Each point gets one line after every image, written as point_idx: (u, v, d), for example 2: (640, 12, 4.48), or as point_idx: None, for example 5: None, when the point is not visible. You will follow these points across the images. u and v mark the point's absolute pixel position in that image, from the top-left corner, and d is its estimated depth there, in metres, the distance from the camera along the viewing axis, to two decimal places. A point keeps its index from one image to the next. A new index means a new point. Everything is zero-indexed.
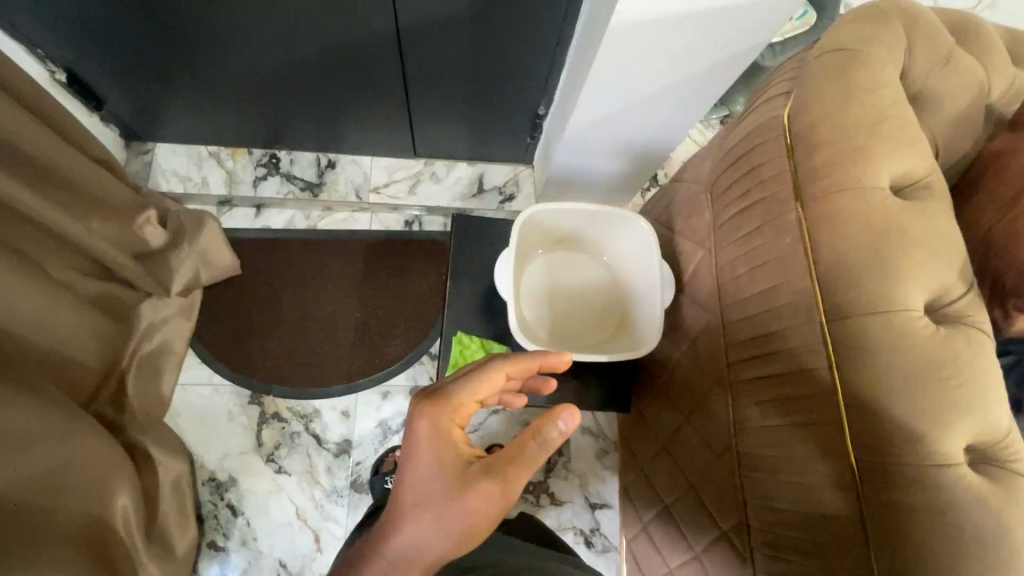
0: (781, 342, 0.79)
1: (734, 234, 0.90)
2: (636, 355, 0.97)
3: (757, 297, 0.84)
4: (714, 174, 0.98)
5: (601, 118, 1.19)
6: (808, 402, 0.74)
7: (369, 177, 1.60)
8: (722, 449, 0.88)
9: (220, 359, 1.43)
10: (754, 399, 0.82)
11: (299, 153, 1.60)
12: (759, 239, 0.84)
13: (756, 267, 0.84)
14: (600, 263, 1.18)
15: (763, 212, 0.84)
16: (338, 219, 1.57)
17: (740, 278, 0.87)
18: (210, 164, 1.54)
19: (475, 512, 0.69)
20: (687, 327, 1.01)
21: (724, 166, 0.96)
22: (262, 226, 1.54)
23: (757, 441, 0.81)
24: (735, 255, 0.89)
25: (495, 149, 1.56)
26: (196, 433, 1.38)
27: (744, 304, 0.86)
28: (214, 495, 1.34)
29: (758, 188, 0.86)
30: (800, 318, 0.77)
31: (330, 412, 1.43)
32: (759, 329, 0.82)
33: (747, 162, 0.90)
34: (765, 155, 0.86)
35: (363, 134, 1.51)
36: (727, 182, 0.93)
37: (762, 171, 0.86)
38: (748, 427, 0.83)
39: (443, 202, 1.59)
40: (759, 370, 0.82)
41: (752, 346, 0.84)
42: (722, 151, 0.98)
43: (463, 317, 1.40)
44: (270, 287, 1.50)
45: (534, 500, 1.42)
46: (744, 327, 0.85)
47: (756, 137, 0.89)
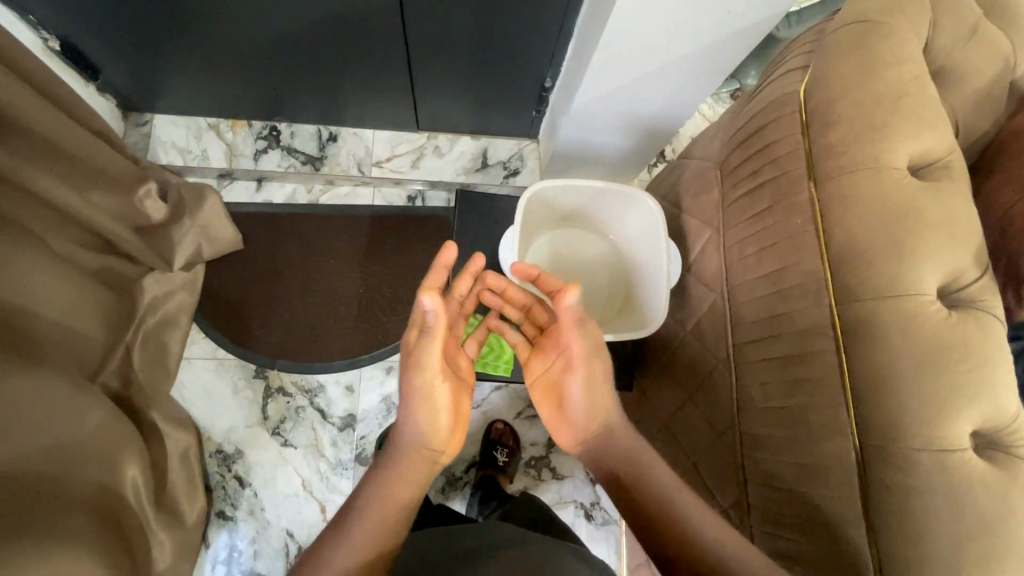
0: (788, 324, 0.78)
1: (741, 213, 0.88)
2: (640, 336, 0.96)
3: (765, 277, 0.83)
4: (723, 150, 0.96)
5: (609, 90, 1.15)
6: (810, 385, 0.74)
7: (371, 151, 1.57)
8: (723, 428, 0.89)
9: (225, 334, 1.44)
10: (757, 379, 0.82)
11: (300, 125, 1.56)
12: (767, 219, 0.83)
13: (762, 247, 0.83)
14: (604, 242, 1.17)
15: (771, 191, 0.83)
16: (340, 193, 1.56)
17: (746, 257, 0.86)
18: (209, 136, 1.51)
19: (421, 387, 0.82)
20: (692, 306, 1.00)
21: (734, 143, 0.93)
22: (263, 200, 1.53)
23: (759, 421, 0.82)
24: (740, 235, 0.88)
25: (499, 122, 1.52)
26: (203, 406, 1.39)
27: (749, 284, 0.85)
28: (222, 466, 1.37)
29: (768, 165, 0.84)
30: (806, 299, 0.76)
31: (334, 386, 1.44)
32: (764, 309, 0.82)
33: (758, 139, 0.87)
34: (777, 132, 0.84)
35: (365, 106, 1.47)
36: (737, 159, 0.91)
37: (773, 148, 0.83)
38: (751, 407, 0.84)
39: (446, 176, 1.57)
40: (763, 352, 0.81)
41: (756, 327, 0.83)
42: (731, 128, 0.96)
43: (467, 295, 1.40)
44: (273, 262, 1.50)
45: (535, 475, 1.46)
46: (750, 309, 0.85)
47: (769, 113, 0.86)
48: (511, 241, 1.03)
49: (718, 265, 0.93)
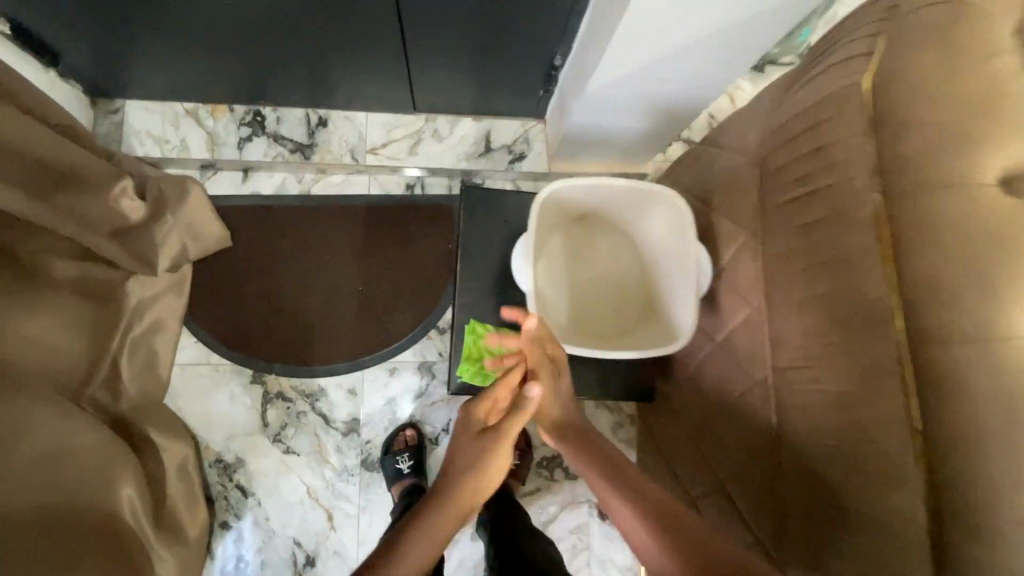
0: (845, 355, 0.72)
1: (787, 222, 0.81)
2: (667, 350, 0.88)
3: (817, 296, 0.75)
4: (766, 147, 0.87)
5: (628, 73, 1.04)
6: (865, 424, 0.69)
7: (365, 136, 1.45)
8: (762, 455, 0.83)
9: (218, 339, 1.36)
10: (803, 407, 0.76)
11: (286, 109, 1.43)
12: (823, 234, 0.75)
13: (816, 264, 0.76)
14: (624, 244, 1.08)
15: (827, 203, 0.75)
16: (333, 182, 1.45)
17: (792, 273, 0.79)
18: (187, 124, 1.39)
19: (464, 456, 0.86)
20: (723, 317, 0.92)
21: (779, 140, 0.84)
22: (250, 192, 1.42)
23: (804, 450, 0.76)
24: (789, 248, 0.80)
25: (504, 102, 1.40)
26: (199, 415, 1.33)
27: (793, 302, 0.79)
28: (222, 476, 1.31)
29: (826, 174, 0.76)
30: (865, 327, 0.69)
31: (336, 390, 1.37)
32: (813, 331, 0.76)
33: (814, 141, 0.78)
34: (838, 136, 0.75)
35: (357, 88, 1.35)
36: (784, 160, 0.83)
37: (832, 154, 0.75)
38: (794, 434, 0.78)
39: (447, 163, 1.45)
40: (815, 383, 0.75)
41: (805, 349, 0.77)
42: (777, 123, 0.87)
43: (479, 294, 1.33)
44: (266, 260, 1.41)
45: (548, 475, 1.43)
46: (797, 329, 0.78)
47: (826, 113, 0.77)
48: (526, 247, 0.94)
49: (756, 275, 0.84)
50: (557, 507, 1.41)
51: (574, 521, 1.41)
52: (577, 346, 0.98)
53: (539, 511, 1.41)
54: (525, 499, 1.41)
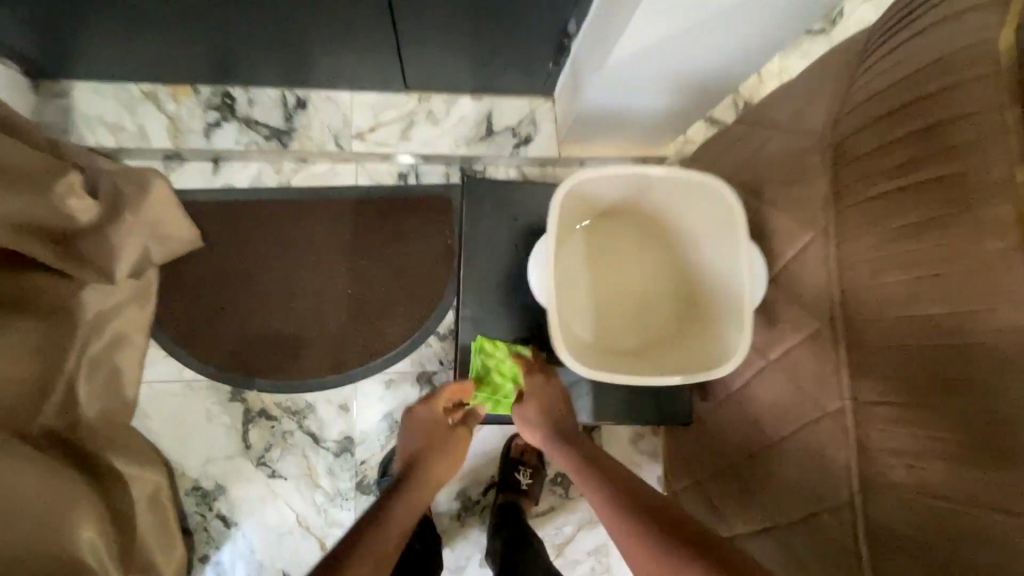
0: (971, 402, 0.53)
1: (883, 222, 0.63)
2: (716, 373, 0.75)
3: (927, 318, 0.58)
4: (848, 127, 0.69)
5: (658, 41, 0.88)
6: (997, 493, 0.51)
7: (350, 119, 1.28)
8: (835, 504, 0.67)
9: (191, 352, 1.21)
10: (903, 459, 0.59)
11: (258, 90, 1.25)
12: (939, 237, 0.57)
13: (927, 275, 0.58)
14: (661, 244, 0.93)
15: (944, 198, 0.57)
16: (316, 172, 1.28)
17: (889, 286, 0.62)
18: (146, 109, 1.21)
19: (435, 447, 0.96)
20: (780, 330, 0.77)
21: (870, 118, 0.66)
22: (222, 185, 1.26)
23: (904, 513, 0.59)
24: (886, 254, 0.62)
25: (508, 78, 1.23)
26: (173, 437, 1.19)
27: (894, 325, 0.61)
28: (201, 505, 1.18)
29: (940, 159, 0.57)
30: (1003, 367, 0.51)
31: (326, 406, 1.23)
32: (921, 364, 0.58)
33: (921, 117, 0.60)
34: (958, 110, 0.56)
35: (340, 65, 1.17)
36: (878, 142, 0.64)
37: (951, 134, 0.57)
38: (888, 490, 0.61)
39: (444, 148, 1.29)
40: (913, 421, 0.58)
41: (906, 386, 0.59)
42: (862, 96, 0.68)
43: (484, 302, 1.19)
44: (242, 261, 1.25)
45: (563, 493, 1.30)
46: (896, 360, 0.60)
47: (938, 80, 0.59)
48: (546, 249, 0.80)
49: (826, 282, 0.69)
50: (573, 528, 1.29)
51: (592, 542, 1.28)
52: (602, 365, 0.85)
53: (553, 532, 1.28)
54: (538, 520, 1.28)
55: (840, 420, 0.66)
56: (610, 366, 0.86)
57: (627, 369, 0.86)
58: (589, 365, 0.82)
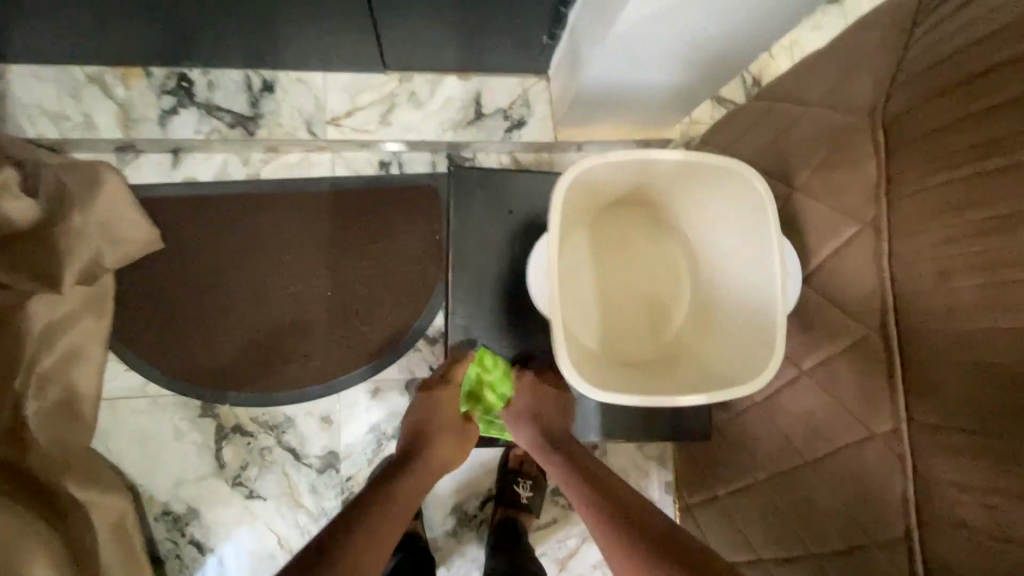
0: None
1: (951, 215, 0.53)
2: (744, 389, 0.66)
3: (1017, 334, 0.47)
4: (903, 102, 0.58)
5: (670, 7, 0.77)
6: None
7: (324, 103, 1.14)
8: (885, 540, 0.58)
9: (155, 366, 1.10)
10: (980, 497, 0.50)
11: (220, 71, 1.11)
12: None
13: (1015, 280, 0.48)
14: (666, 236, 0.85)
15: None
16: (288, 163, 1.17)
17: (962, 292, 0.52)
18: (92, 95, 1.08)
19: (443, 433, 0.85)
20: (816, 339, 0.67)
21: (931, 90, 0.56)
22: (184, 179, 1.14)
23: (979, 561, 0.50)
24: (960, 253, 0.52)
25: (499, 54, 1.11)
26: (138, 459, 1.08)
27: (970, 338, 0.51)
28: (172, 531, 1.08)
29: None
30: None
31: (307, 419, 1.13)
32: (1004, 385, 0.48)
33: (1002, 87, 0.50)
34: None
35: (311, 43, 1.05)
36: (943, 119, 0.54)
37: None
38: (955, 531, 0.52)
39: (429, 134, 1.17)
40: (991, 454, 0.49)
41: (986, 411, 0.49)
42: (920, 63, 0.58)
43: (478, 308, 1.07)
44: (210, 263, 1.14)
45: (566, 504, 1.21)
46: (975, 381, 0.51)
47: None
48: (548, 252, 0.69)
49: (875, 285, 0.59)
50: (578, 540, 1.20)
51: (597, 554, 1.20)
52: (614, 379, 0.75)
53: (556, 545, 1.20)
54: (539, 533, 1.19)
55: (892, 445, 0.57)
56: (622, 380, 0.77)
57: (639, 382, 0.77)
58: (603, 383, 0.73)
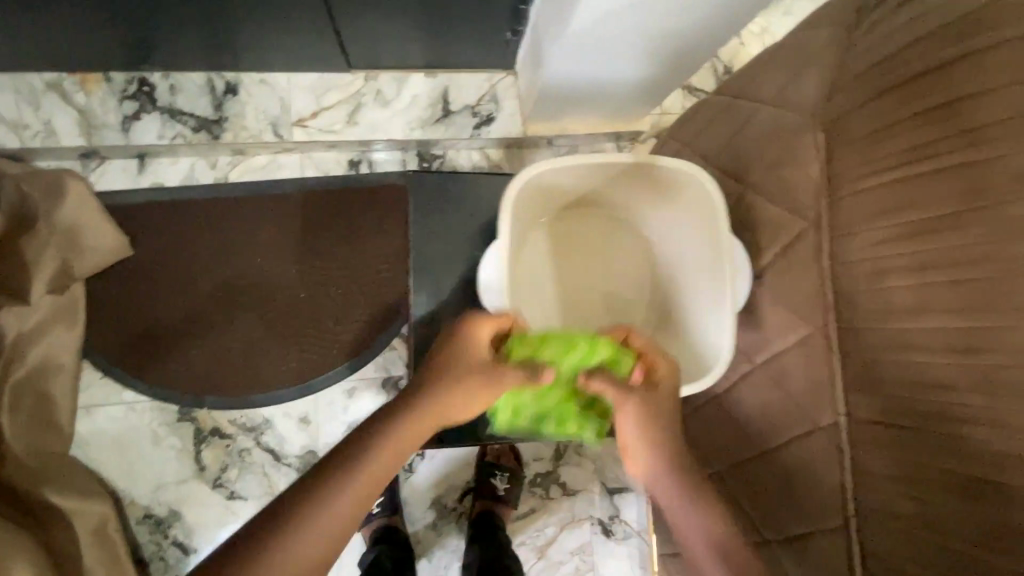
0: (996, 435, 0.46)
1: (887, 216, 0.54)
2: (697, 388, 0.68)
3: (945, 335, 0.49)
4: (846, 103, 0.60)
5: (624, 8, 0.76)
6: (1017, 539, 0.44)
7: (289, 104, 1.13)
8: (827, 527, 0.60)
9: (130, 373, 1.11)
10: (908, 489, 0.53)
11: (181, 75, 1.10)
12: (954, 238, 0.49)
13: (940, 283, 0.50)
14: (633, 235, 0.86)
15: (959, 191, 0.48)
16: (256, 165, 1.17)
17: (893, 292, 0.54)
18: (51, 102, 1.06)
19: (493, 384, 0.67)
20: (767, 334, 0.69)
21: (872, 92, 0.57)
22: (151, 184, 1.13)
23: (911, 548, 0.53)
24: (891, 255, 0.54)
25: (464, 51, 1.10)
26: (117, 465, 1.09)
27: (900, 337, 0.53)
28: (155, 534, 1.09)
29: (951, 144, 0.49)
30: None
31: (285, 420, 1.14)
32: (931, 383, 0.50)
33: (934, 92, 0.51)
34: (980, 83, 0.47)
35: (271, 45, 1.04)
36: (883, 121, 0.55)
37: (968, 112, 0.48)
38: (889, 519, 0.55)
39: (397, 132, 1.16)
40: (921, 447, 0.51)
41: (917, 408, 0.52)
42: (865, 64, 0.59)
43: (440, 330, 0.85)
44: (181, 268, 1.14)
45: (543, 494, 1.24)
46: (907, 377, 0.52)
47: (957, 47, 0.50)
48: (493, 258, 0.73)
49: (819, 282, 0.60)
50: (555, 529, 1.23)
51: (575, 541, 1.24)
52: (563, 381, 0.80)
53: (535, 534, 1.23)
54: (517, 523, 1.22)
55: (836, 438, 0.59)
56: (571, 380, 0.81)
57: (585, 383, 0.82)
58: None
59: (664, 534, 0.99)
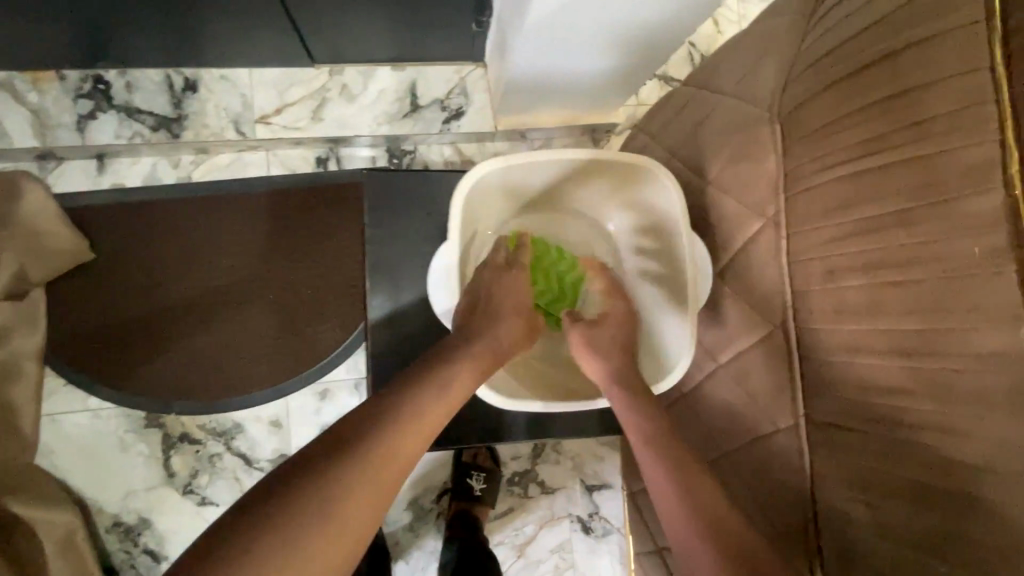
0: (949, 439, 0.44)
1: (839, 214, 0.53)
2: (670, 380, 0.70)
3: (899, 337, 0.48)
4: (798, 95, 0.58)
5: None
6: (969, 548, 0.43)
7: (252, 101, 1.10)
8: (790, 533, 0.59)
9: (93, 379, 1.08)
10: (863, 495, 0.51)
11: (138, 71, 1.07)
12: (905, 236, 0.47)
13: (892, 283, 0.48)
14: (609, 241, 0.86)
15: (911, 187, 0.46)
16: (220, 165, 1.13)
17: (847, 292, 0.52)
18: (3, 102, 1.03)
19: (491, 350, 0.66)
20: (729, 333, 0.68)
21: (823, 83, 0.55)
22: (111, 185, 1.10)
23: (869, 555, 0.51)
24: (845, 253, 0.52)
25: (430, 43, 1.07)
26: (83, 473, 1.07)
27: (855, 337, 0.51)
28: (125, 542, 1.08)
29: (901, 138, 0.47)
30: (989, 399, 0.42)
31: (256, 424, 1.12)
32: (886, 386, 0.49)
33: (882, 84, 0.49)
34: (930, 73, 0.45)
35: (229, 41, 1.00)
36: (833, 114, 0.53)
37: (918, 104, 0.46)
38: (846, 524, 0.53)
39: (364, 128, 1.13)
40: (876, 451, 0.50)
41: (873, 411, 0.50)
42: (816, 53, 0.57)
43: (399, 330, 0.84)
44: (145, 271, 1.11)
45: (521, 492, 1.23)
46: (864, 379, 0.51)
47: (904, 35, 0.48)
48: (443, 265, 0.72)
49: (777, 280, 0.59)
50: (534, 527, 1.22)
51: (555, 539, 1.22)
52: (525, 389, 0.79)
53: (513, 533, 1.21)
54: (495, 523, 1.21)
55: (796, 440, 0.58)
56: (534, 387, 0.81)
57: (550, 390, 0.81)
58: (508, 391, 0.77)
59: (640, 533, 0.97)
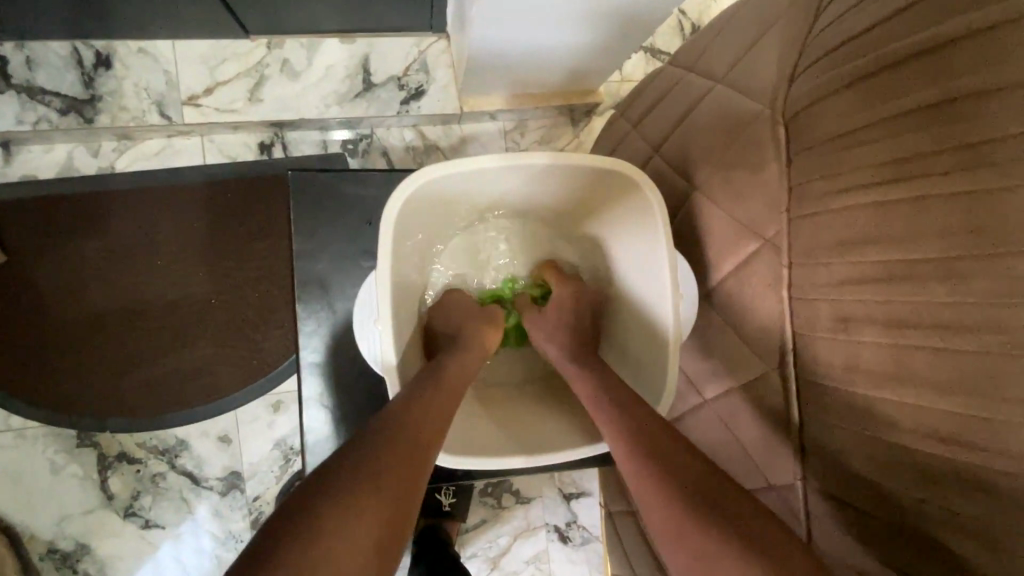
0: (985, 547, 0.36)
1: (854, 250, 0.43)
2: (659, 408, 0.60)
3: (926, 415, 0.39)
4: (806, 95, 0.48)
5: None
6: None
7: (178, 80, 0.96)
8: None
9: (13, 396, 0.97)
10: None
11: (40, 44, 0.92)
12: (944, 292, 0.37)
13: (921, 347, 0.39)
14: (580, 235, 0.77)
15: (954, 227, 0.37)
16: (149, 152, 1.00)
17: (861, 348, 0.43)
18: None
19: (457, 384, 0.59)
20: (717, 365, 0.59)
21: (838, 83, 0.45)
22: (20, 176, 0.97)
23: None
24: (860, 301, 0.43)
25: (382, 11, 0.93)
26: (12, 498, 0.98)
27: (870, 404, 0.43)
28: (62, 570, 0.98)
29: (944, 163, 0.37)
30: None
31: (202, 440, 1.02)
32: (905, 468, 0.41)
33: (917, 89, 0.39)
34: (983, 81, 0.35)
35: (142, 7, 0.86)
36: (851, 122, 0.44)
37: (973, 119, 0.35)
38: None
39: (309, 109, 1.00)
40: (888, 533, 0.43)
41: (896, 496, 0.42)
42: (832, 40, 0.46)
43: (343, 357, 0.74)
44: (67, 275, 0.99)
45: (495, 503, 1.16)
46: (876, 454, 0.43)
47: (950, 25, 0.37)
48: (379, 296, 0.59)
49: (776, 317, 0.50)
50: (509, 540, 1.15)
51: (530, 550, 1.15)
52: (491, 431, 0.67)
53: (487, 545, 1.14)
54: (468, 535, 1.14)
55: (791, 500, 0.51)
56: (503, 424, 0.69)
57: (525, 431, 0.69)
58: (469, 438, 0.64)
59: (617, 557, 0.90)
